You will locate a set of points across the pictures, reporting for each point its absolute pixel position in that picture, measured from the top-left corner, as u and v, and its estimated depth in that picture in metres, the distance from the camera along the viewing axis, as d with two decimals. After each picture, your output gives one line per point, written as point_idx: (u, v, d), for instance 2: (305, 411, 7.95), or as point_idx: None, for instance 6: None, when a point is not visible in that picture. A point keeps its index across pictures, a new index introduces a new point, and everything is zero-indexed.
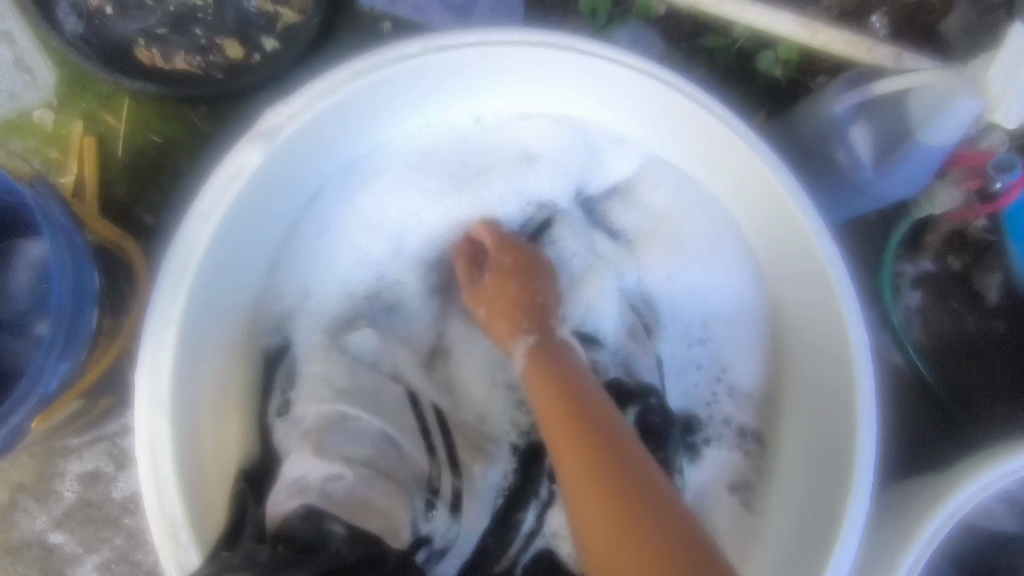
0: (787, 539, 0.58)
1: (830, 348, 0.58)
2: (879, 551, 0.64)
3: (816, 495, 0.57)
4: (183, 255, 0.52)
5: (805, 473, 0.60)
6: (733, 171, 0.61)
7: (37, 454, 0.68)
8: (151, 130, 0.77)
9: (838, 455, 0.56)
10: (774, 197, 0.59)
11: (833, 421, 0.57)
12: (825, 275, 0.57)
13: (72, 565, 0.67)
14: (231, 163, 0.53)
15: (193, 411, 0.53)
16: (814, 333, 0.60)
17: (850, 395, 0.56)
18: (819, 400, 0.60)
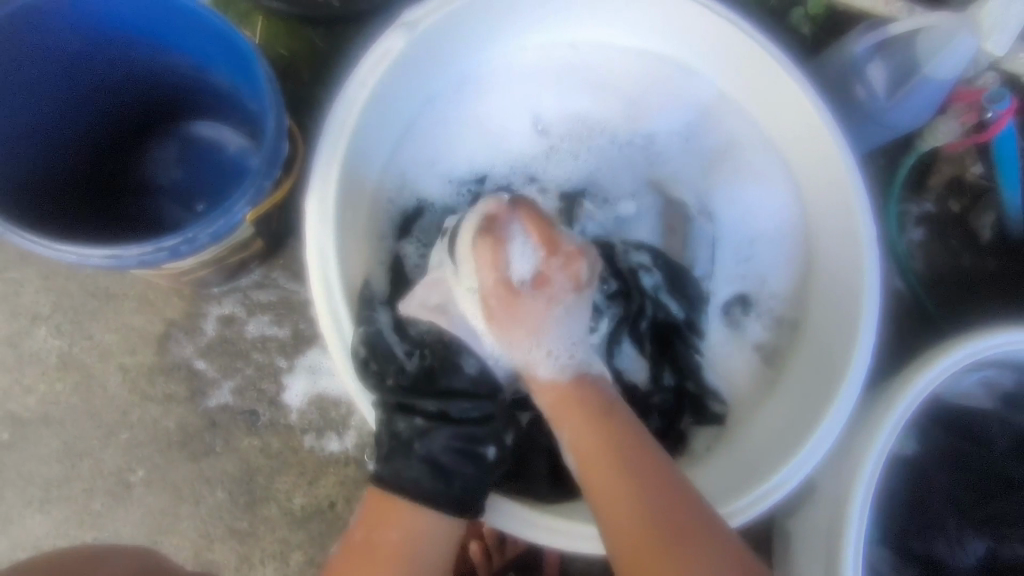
0: (797, 397, 0.71)
1: (840, 234, 0.72)
2: (872, 411, 0.79)
3: (823, 362, 0.70)
4: (346, 110, 0.67)
5: (821, 337, 0.73)
6: (768, 93, 0.75)
7: (187, 297, 0.82)
8: (278, 44, 0.91)
9: (845, 318, 0.70)
10: (801, 111, 0.72)
11: (843, 300, 0.70)
12: (841, 178, 0.71)
13: (212, 388, 0.81)
14: (383, 46, 0.70)
15: (346, 240, 0.68)
16: (829, 231, 0.73)
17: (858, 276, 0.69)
18: (830, 281, 0.73)
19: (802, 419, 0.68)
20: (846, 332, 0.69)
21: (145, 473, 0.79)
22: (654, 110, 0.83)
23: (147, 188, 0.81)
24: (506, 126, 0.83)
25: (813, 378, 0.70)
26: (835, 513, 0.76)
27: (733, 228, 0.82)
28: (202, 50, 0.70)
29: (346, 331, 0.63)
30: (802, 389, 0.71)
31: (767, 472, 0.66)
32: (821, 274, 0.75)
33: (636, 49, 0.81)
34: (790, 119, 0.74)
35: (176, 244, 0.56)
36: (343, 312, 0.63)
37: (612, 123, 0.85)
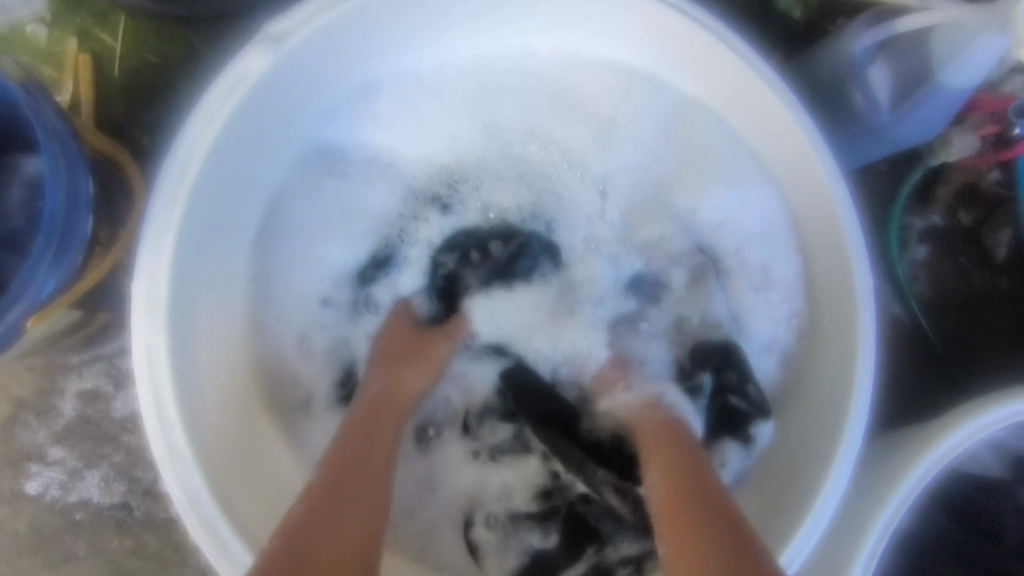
0: (763, 504, 0.56)
1: (836, 303, 0.55)
2: (862, 496, 0.65)
3: (798, 454, 0.56)
4: (183, 159, 0.51)
5: (804, 429, 0.57)
6: (749, 115, 0.58)
7: (36, 371, 0.68)
8: (148, 49, 0.73)
9: (832, 414, 0.53)
10: (787, 139, 0.56)
11: (830, 376, 0.55)
12: (835, 232, 0.55)
13: (73, 480, 0.68)
14: (238, 68, 0.53)
15: (192, 327, 0.53)
16: (816, 288, 0.57)
17: (848, 348, 0.54)
18: (820, 359, 0.57)
19: (760, 535, 0.54)
20: (830, 432, 0.54)
21: None
22: (606, 127, 0.64)
23: None
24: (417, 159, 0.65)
25: (783, 479, 0.56)
26: None
27: (723, 284, 0.63)
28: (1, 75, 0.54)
29: (181, 454, 0.49)
30: (771, 493, 0.56)
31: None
32: (806, 342, 0.59)
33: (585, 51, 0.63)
34: (775, 149, 0.57)
35: None
36: (179, 426, 0.49)
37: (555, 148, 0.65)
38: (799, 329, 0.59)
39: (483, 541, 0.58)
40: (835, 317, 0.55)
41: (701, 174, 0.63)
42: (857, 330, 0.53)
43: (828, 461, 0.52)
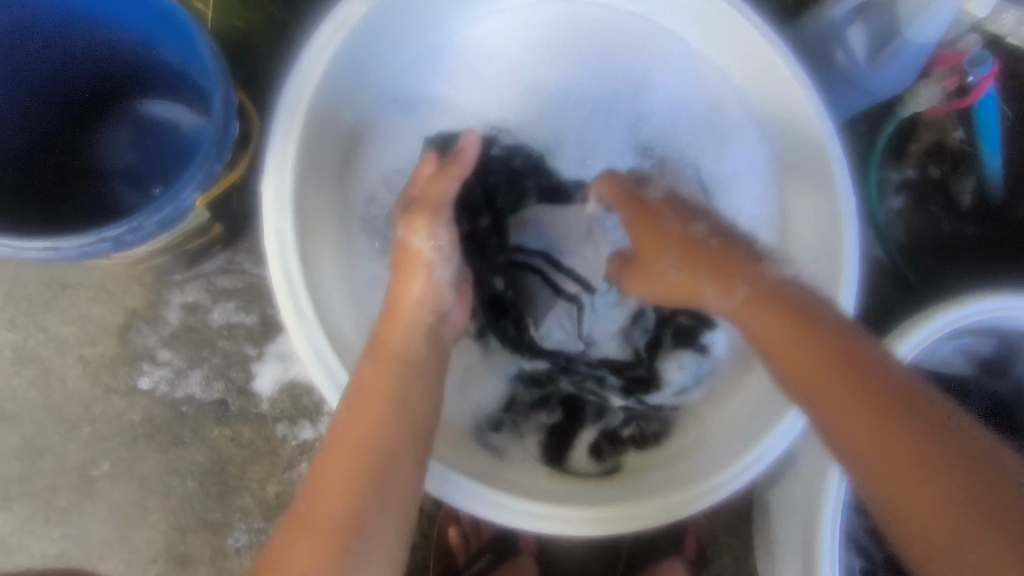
0: None
1: (825, 206, 0.68)
2: None
3: None
4: (299, 90, 0.63)
5: (747, 402, 0.67)
6: (749, 58, 0.71)
7: (147, 285, 0.79)
8: (234, 16, 0.82)
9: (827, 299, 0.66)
10: (778, 74, 0.69)
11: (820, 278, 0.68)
12: (824, 155, 0.68)
13: (179, 378, 0.79)
14: (340, 14, 0.65)
15: (306, 225, 0.65)
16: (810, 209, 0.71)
17: (838, 251, 0.66)
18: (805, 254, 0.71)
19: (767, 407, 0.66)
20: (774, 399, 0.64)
21: (111, 467, 0.77)
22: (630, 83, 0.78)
23: (100, 172, 0.76)
24: (477, 101, 0.77)
25: None
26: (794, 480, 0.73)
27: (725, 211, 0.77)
28: (145, 21, 0.66)
29: (307, 318, 0.61)
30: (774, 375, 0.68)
31: (618, 530, 0.59)
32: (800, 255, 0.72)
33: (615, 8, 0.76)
34: (773, 92, 0.70)
35: (120, 234, 0.53)
36: (305, 297, 0.61)
37: (591, 91, 0.78)
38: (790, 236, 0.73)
39: (504, 443, 0.70)
40: (826, 230, 0.68)
41: (711, 122, 0.77)
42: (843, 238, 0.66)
43: None
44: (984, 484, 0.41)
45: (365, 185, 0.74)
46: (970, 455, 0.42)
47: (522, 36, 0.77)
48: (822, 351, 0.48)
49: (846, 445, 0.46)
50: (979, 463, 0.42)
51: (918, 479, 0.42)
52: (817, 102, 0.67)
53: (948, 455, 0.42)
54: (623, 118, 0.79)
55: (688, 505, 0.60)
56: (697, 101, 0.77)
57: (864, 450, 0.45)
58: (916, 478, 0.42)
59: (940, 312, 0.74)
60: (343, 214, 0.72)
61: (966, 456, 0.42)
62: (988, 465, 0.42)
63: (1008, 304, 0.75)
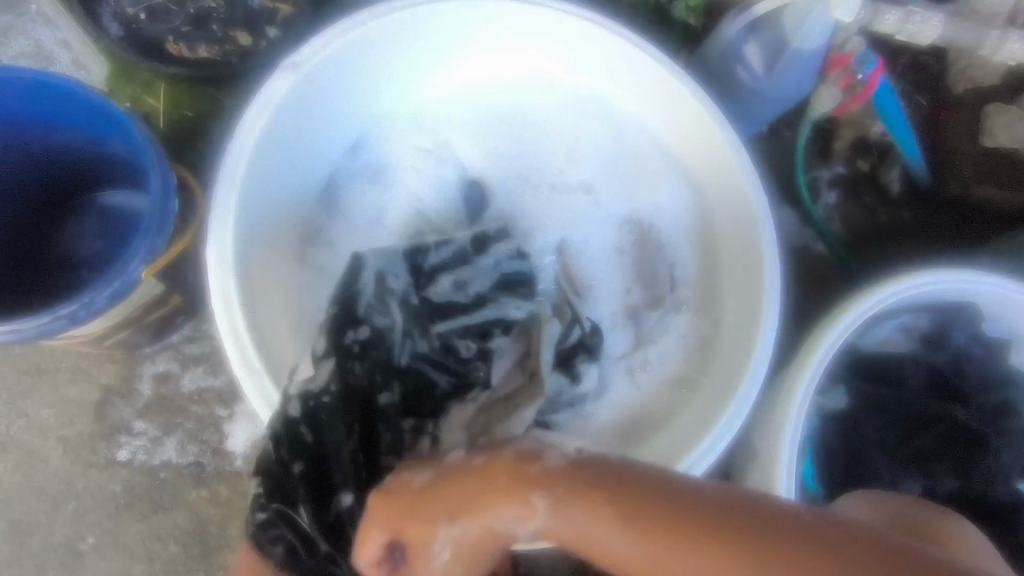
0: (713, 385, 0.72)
1: (742, 218, 0.75)
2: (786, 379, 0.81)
3: (733, 337, 0.73)
4: (235, 162, 0.70)
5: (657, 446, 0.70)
6: (655, 89, 0.79)
7: (119, 361, 0.84)
8: (184, 106, 0.94)
9: (756, 298, 0.72)
10: (687, 104, 0.76)
11: (745, 276, 0.74)
12: (733, 163, 0.75)
13: (156, 446, 0.83)
14: (269, 92, 0.72)
15: (252, 284, 0.70)
16: (728, 214, 0.77)
17: (757, 247, 0.73)
18: (732, 266, 0.77)
19: (712, 405, 0.70)
20: (692, 439, 0.67)
21: (95, 540, 0.80)
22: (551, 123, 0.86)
23: (67, 262, 0.82)
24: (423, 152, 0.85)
25: (726, 364, 0.72)
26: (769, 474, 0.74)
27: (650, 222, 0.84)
28: (92, 119, 0.73)
29: (258, 372, 0.65)
30: (715, 379, 0.72)
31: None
32: (729, 258, 0.77)
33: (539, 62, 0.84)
34: (679, 113, 0.78)
35: (74, 309, 0.59)
36: (252, 349, 0.66)
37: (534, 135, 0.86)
38: (718, 249, 0.79)
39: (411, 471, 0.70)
40: (744, 230, 0.75)
41: (631, 150, 0.84)
42: (760, 235, 0.72)
43: (755, 334, 0.70)
44: (775, 530, 0.40)
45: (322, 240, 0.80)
46: (740, 513, 0.41)
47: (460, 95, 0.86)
48: (591, 483, 0.44)
49: (617, 557, 0.43)
50: (748, 514, 0.41)
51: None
52: (718, 115, 0.74)
53: (736, 525, 0.41)
54: (552, 154, 0.86)
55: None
56: (614, 131, 0.85)
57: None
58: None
59: (872, 291, 0.79)
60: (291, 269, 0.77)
61: (737, 514, 0.41)
62: (757, 510, 0.41)
63: (923, 281, 0.80)
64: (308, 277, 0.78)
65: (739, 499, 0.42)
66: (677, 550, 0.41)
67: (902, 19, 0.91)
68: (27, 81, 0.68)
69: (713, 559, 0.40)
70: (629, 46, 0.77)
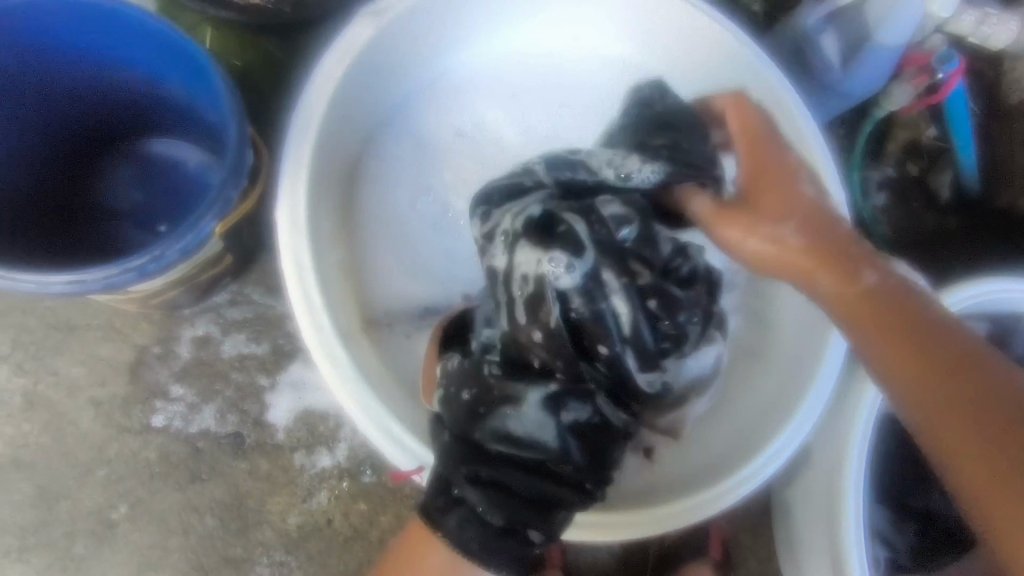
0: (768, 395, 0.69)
1: None
2: None
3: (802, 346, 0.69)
4: (306, 115, 0.66)
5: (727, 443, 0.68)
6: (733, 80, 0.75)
7: (156, 322, 0.79)
8: (231, 54, 0.87)
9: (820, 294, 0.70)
10: (764, 91, 0.73)
11: None
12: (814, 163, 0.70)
13: (193, 413, 0.78)
14: (348, 39, 0.68)
15: (321, 251, 0.67)
16: None
17: None
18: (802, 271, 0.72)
19: (772, 411, 0.67)
20: (766, 434, 0.65)
21: (127, 509, 0.75)
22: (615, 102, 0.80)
23: (107, 211, 0.77)
24: (484, 124, 0.79)
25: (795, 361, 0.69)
26: (828, 499, 0.69)
27: None
28: (154, 57, 0.68)
29: (333, 348, 0.62)
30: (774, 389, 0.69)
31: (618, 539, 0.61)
32: None
33: (611, 37, 0.80)
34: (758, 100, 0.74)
35: (144, 263, 0.54)
36: (324, 316, 0.62)
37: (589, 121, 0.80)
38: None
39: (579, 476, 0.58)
40: None
41: None
42: (836, 245, 0.69)
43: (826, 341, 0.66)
44: (975, 380, 0.43)
45: (394, 217, 0.75)
46: (957, 355, 0.45)
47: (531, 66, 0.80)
48: (887, 316, 0.48)
49: (900, 388, 0.45)
50: (962, 363, 0.44)
51: (981, 448, 0.41)
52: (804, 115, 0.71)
53: (948, 359, 0.45)
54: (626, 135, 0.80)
55: (688, 514, 0.62)
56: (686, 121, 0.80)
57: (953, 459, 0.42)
58: (981, 441, 0.41)
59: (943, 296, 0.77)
60: (362, 246, 0.73)
61: (959, 357, 0.45)
62: (974, 361, 0.44)
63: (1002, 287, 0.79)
64: (368, 251, 0.73)
65: (964, 352, 0.45)
66: (938, 378, 0.44)
67: (979, 20, 0.89)
68: (89, 10, 0.63)
69: (936, 374, 0.44)
70: (715, 28, 0.74)
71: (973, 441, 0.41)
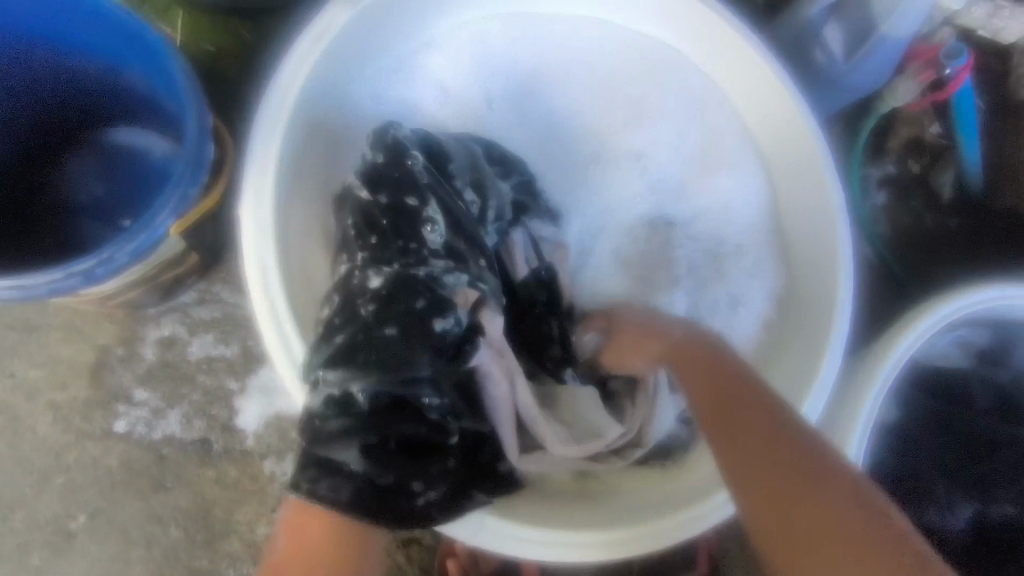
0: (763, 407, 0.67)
1: (818, 223, 0.68)
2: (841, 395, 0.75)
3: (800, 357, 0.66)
4: (278, 107, 0.60)
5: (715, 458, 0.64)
6: (738, 71, 0.71)
7: (119, 321, 0.75)
8: (204, 40, 0.83)
9: (823, 299, 0.67)
10: (768, 84, 0.69)
11: (817, 289, 0.68)
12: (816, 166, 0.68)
13: (158, 418, 0.75)
14: (322, 22, 0.63)
15: (289, 251, 0.62)
16: (801, 214, 0.70)
17: (832, 258, 0.66)
18: (809, 276, 0.70)
19: None
20: None
21: (86, 519, 0.72)
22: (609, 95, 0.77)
23: (66, 204, 0.72)
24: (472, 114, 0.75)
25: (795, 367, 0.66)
26: None
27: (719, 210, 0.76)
28: (112, 40, 0.63)
29: (298, 357, 0.58)
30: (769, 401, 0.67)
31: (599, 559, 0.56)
32: (799, 261, 0.71)
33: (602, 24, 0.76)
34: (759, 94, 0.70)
35: (90, 266, 0.50)
36: (289, 321, 0.58)
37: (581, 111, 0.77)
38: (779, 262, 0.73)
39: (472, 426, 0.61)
40: (818, 237, 0.68)
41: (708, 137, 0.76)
42: (838, 250, 0.66)
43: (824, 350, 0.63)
44: (818, 485, 0.43)
45: None
46: (799, 458, 0.44)
47: (519, 53, 0.76)
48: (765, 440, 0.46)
49: (732, 467, 0.46)
50: (804, 466, 0.44)
51: (799, 523, 0.42)
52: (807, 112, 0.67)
53: (787, 459, 0.45)
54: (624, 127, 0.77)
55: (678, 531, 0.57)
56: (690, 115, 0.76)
57: (762, 533, 0.43)
58: (801, 525, 0.42)
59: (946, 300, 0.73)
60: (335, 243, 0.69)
61: (798, 458, 0.44)
62: (817, 468, 0.44)
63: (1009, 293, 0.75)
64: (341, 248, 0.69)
65: (794, 437, 0.46)
66: (790, 472, 0.44)
67: None
68: None
69: (780, 453, 0.45)
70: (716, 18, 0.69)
71: (818, 530, 0.41)
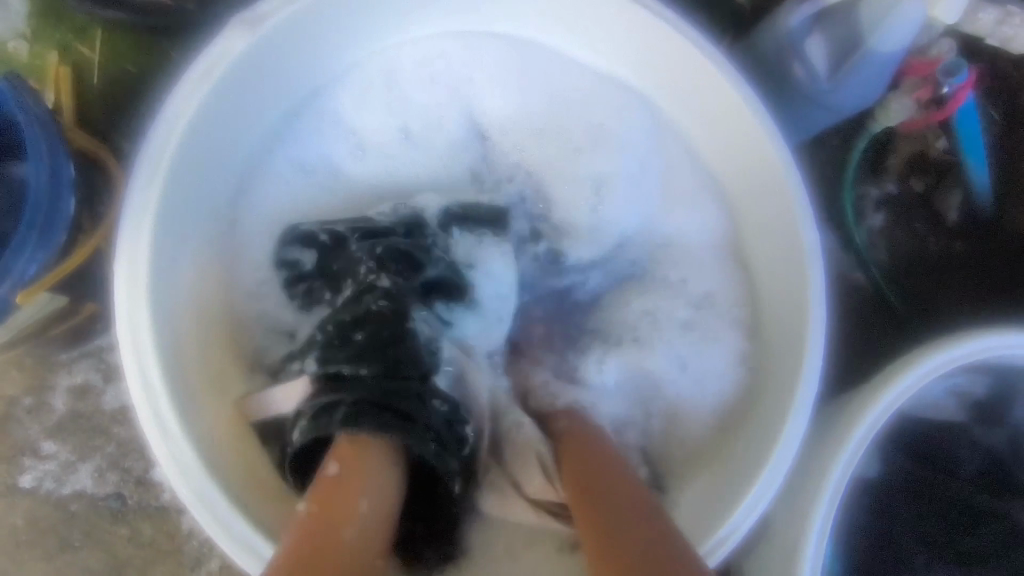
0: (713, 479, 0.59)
1: (789, 268, 0.59)
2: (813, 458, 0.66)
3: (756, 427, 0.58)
4: (156, 149, 0.55)
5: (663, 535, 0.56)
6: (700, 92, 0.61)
7: (28, 369, 0.71)
8: (126, 61, 0.76)
9: (789, 359, 0.57)
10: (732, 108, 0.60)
11: (783, 345, 0.59)
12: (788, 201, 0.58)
13: (68, 472, 0.70)
14: (212, 52, 0.56)
15: (174, 308, 0.57)
16: (772, 255, 0.61)
17: (801, 307, 0.57)
18: (776, 316, 0.60)
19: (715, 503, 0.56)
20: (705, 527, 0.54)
21: None
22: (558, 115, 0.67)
23: None
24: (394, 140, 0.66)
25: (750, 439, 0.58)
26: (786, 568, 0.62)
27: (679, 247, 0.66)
28: None
29: (172, 434, 0.52)
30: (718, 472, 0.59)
31: None
32: (766, 305, 0.62)
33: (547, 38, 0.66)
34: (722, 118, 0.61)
35: None
36: (161, 391, 0.52)
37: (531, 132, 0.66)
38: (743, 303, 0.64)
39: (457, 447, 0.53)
40: (786, 283, 0.59)
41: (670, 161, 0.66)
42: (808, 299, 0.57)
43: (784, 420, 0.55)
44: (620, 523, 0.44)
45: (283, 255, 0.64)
46: (589, 499, 0.48)
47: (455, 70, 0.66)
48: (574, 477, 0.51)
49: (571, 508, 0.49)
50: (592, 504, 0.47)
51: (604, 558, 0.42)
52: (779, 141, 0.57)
53: (587, 493, 0.49)
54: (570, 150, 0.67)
55: None
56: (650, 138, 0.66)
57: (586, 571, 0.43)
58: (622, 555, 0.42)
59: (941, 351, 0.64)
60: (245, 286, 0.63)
61: (591, 501, 0.47)
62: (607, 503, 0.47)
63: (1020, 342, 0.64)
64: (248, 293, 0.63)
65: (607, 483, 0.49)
66: (595, 505, 0.47)
67: (998, 20, 0.76)
68: None
69: (611, 496, 0.47)
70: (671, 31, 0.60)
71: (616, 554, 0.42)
